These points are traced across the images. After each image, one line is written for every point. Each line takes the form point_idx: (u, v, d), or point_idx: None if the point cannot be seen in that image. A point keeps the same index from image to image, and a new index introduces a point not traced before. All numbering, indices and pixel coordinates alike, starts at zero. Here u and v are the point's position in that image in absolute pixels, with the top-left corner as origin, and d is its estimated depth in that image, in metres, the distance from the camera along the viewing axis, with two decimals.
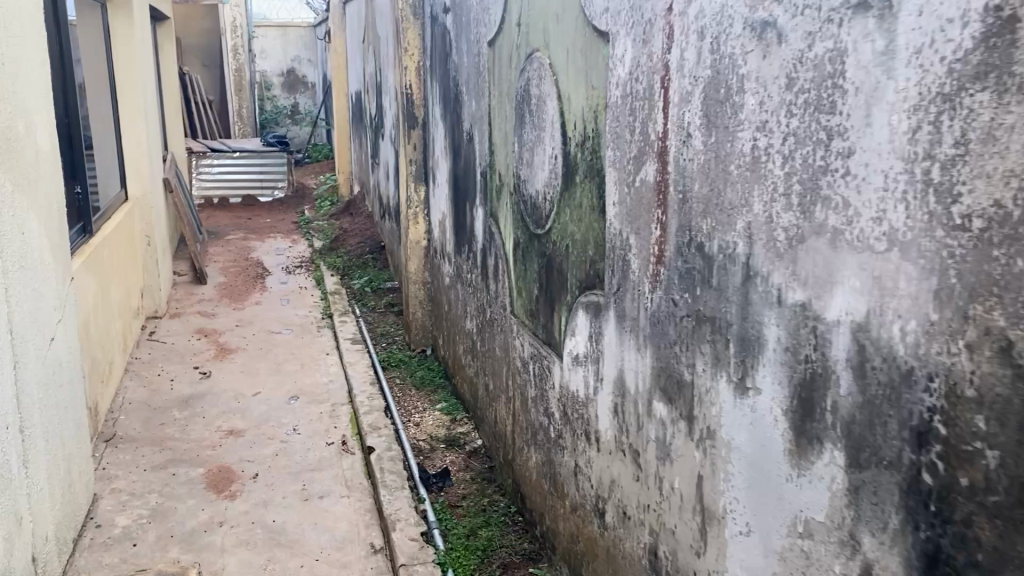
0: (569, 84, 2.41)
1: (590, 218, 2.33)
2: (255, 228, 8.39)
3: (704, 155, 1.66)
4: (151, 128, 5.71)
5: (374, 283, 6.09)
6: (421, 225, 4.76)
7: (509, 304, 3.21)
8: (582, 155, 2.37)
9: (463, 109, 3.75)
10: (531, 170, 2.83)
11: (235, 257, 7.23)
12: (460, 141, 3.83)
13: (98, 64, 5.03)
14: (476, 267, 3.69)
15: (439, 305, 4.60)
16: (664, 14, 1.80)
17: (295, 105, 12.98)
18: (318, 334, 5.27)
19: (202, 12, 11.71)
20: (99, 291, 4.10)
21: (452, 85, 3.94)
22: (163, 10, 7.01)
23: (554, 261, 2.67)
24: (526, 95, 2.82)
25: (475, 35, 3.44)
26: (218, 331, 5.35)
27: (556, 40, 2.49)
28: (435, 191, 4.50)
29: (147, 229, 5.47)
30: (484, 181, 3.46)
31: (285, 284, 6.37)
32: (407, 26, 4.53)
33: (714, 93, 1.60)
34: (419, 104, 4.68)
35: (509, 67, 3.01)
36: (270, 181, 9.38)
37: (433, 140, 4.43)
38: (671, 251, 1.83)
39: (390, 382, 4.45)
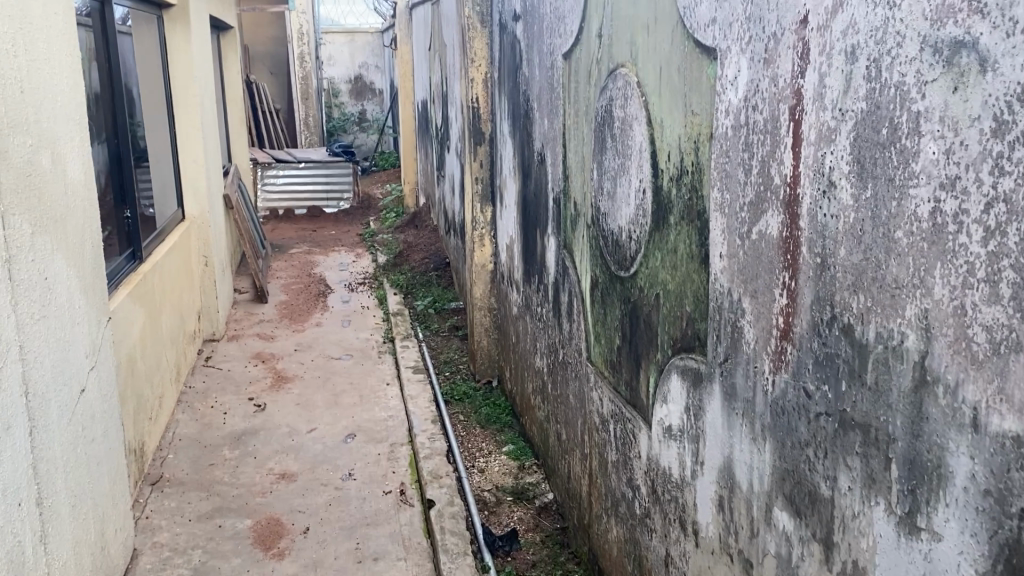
0: (662, 107, 2.04)
1: (688, 267, 1.95)
2: (318, 242, 8.20)
3: (855, 213, 1.27)
4: (210, 143, 5.52)
5: (438, 304, 5.80)
6: (488, 248, 4.43)
7: (585, 350, 2.84)
8: (677, 192, 1.99)
9: (534, 127, 3.39)
10: (612, 202, 2.46)
11: (298, 273, 7.04)
12: (531, 163, 3.47)
13: (152, 79, 4.84)
14: (548, 301, 3.33)
15: (506, 334, 4.27)
16: (795, 27, 1.41)
17: (363, 113, 12.85)
18: (379, 360, 4.99)
19: (270, 19, 11.68)
20: (149, 323, 3.90)
21: (522, 100, 3.59)
22: (227, 20, 6.85)
23: (640, 310, 2.30)
24: (608, 117, 2.45)
25: (549, 46, 3.08)
26: (276, 356, 5.11)
27: (645, 55, 2.12)
28: (503, 213, 4.16)
29: (205, 249, 5.27)
30: (557, 208, 3.10)
31: (347, 303, 6.12)
32: (473, 35, 4.19)
33: (872, 134, 1.22)
34: (486, 119, 4.34)
35: (588, 84, 2.64)
36: (335, 192, 9.20)
37: (502, 158, 4.08)
38: (802, 328, 1.44)
39: (453, 419, 4.13)
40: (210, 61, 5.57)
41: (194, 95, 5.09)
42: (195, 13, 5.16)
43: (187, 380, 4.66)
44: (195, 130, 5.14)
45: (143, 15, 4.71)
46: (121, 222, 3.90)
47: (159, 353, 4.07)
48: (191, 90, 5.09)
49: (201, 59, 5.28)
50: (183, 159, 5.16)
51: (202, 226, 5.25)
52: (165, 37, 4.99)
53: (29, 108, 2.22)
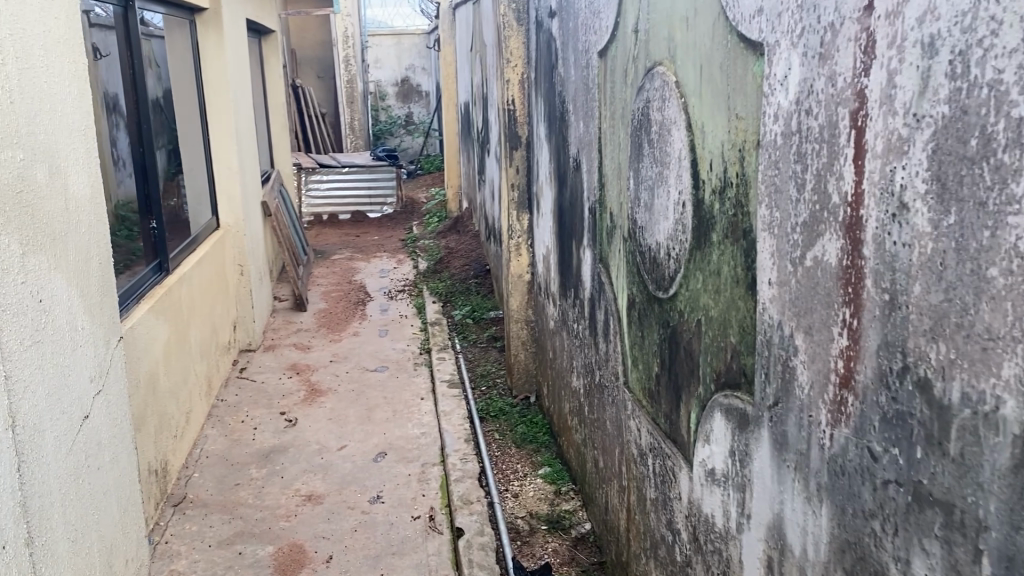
0: (703, 110, 1.80)
1: (732, 293, 1.72)
2: (361, 247, 8.09)
3: (936, 242, 1.03)
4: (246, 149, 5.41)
5: (476, 314, 5.61)
6: (525, 257, 4.22)
7: (623, 375, 2.61)
8: (720, 206, 1.75)
9: (570, 131, 3.16)
10: (650, 215, 2.22)
11: (339, 279, 6.92)
12: (567, 170, 3.25)
13: (184, 85, 4.74)
14: (585, 318, 3.11)
15: (543, 349, 4.05)
16: (858, 15, 1.17)
17: (409, 115, 12.74)
18: (414, 373, 4.82)
19: (317, 22, 11.68)
20: (177, 337, 3.77)
21: (558, 102, 3.36)
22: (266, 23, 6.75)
23: (681, 336, 2.06)
24: (643, 120, 2.21)
25: (584, 43, 2.85)
26: (311, 367, 4.95)
27: (684, 50, 1.89)
28: (540, 222, 3.94)
29: (240, 258, 5.16)
30: (594, 219, 2.87)
31: (385, 312, 5.97)
32: (510, 34, 3.98)
33: (958, 145, 0.98)
34: (522, 122, 4.12)
35: (624, 84, 2.41)
36: (379, 196, 9.08)
37: (539, 163, 3.87)
38: (867, 377, 1.20)
39: (488, 438, 3.93)
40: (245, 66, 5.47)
41: (228, 101, 4.98)
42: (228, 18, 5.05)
43: (220, 393, 4.51)
44: (229, 136, 5.03)
45: (173, 20, 4.61)
46: (146, 231, 3.80)
47: (187, 366, 3.92)
48: (225, 94, 4.98)
49: (235, 64, 5.17)
50: (218, 165, 5.06)
51: (237, 234, 5.14)
52: (198, 42, 4.88)
53: (19, 119, 2.08)
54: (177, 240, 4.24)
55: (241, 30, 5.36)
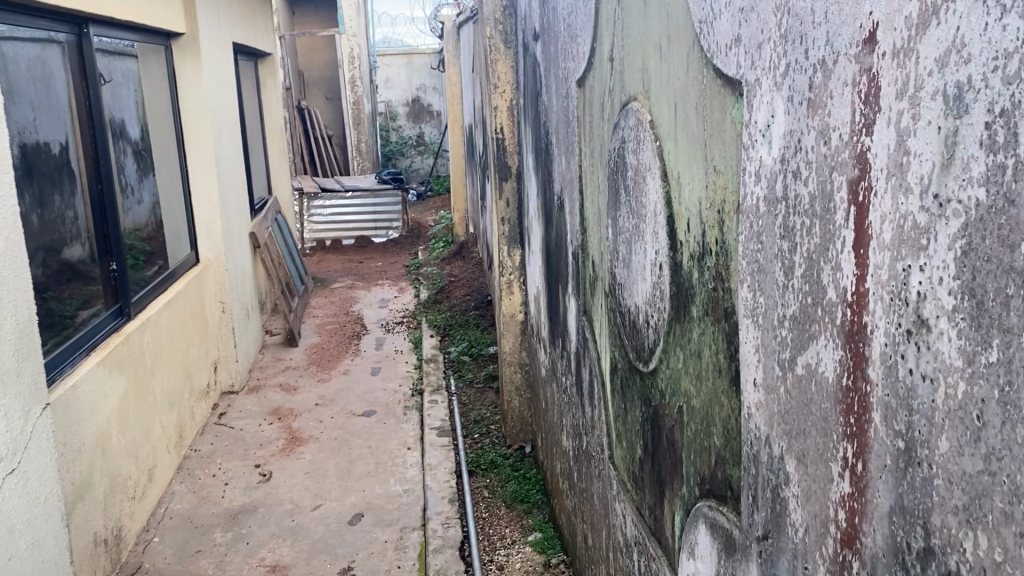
0: (679, 158, 1.47)
1: (715, 384, 1.39)
2: (363, 275, 7.82)
3: (969, 385, 0.71)
4: (231, 179, 5.15)
5: (474, 350, 5.31)
6: (517, 295, 3.91)
7: (608, 449, 2.29)
8: (700, 277, 1.42)
9: (554, 166, 2.84)
10: (626, 271, 1.90)
11: (337, 311, 6.64)
12: (551, 209, 2.94)
13: (159, 116, 4.50)
14: (572, 373, 2.78)
15: (536, 397, 3.73)
16: (857, 51, 0.85)
17: (421, 135, 12.51)
18: (404, 418, 4.52)
19: (324, 42, 11.56)
20: (136, 389, 3.51)
21: (543, 132, 3.05)
22: (258, 46, 6.52)
23: (662, 420, 1.74)
24: (619, 162, 1.89)
25: (565, 71, 2.53)
26: (295, 412, 4.68)
27: (658, 84, 1.57)
28: (531, 260, 3.63)
29: (221, 295, 4.90)
30: (576, 265, 2.55)
31: (380, 347, 5.69)
32: (497, 57, 3.68)
33: (1006, 249, 0.65)
34: (512, 151, 3.81)
35: (602, 119, 2.09)
36: (384, 221, 8.82)
37: (528, 197, 3.56)
38: (876, 546, 0.88)
39: (475, 496, 3.62)
40: (228, 93, 5.22)
41: (207, 131, 4.74)
42: (207, 44, 4.81)
43: (194, 442, 4.28)
44: (209, 168, 4.77)
45: (146, 47, 4.39)
46: (106, 274, 3.58)
47: (149, 418, 3.66)
48: (203, 124, 4.73)
49: (215, 91, 4.92)
50: (196, 199, 4.80)
51: (218, 270, 4.88)
52: (174, 70, 4.64)
53: None
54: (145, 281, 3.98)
55: (222, 55, 5.11)
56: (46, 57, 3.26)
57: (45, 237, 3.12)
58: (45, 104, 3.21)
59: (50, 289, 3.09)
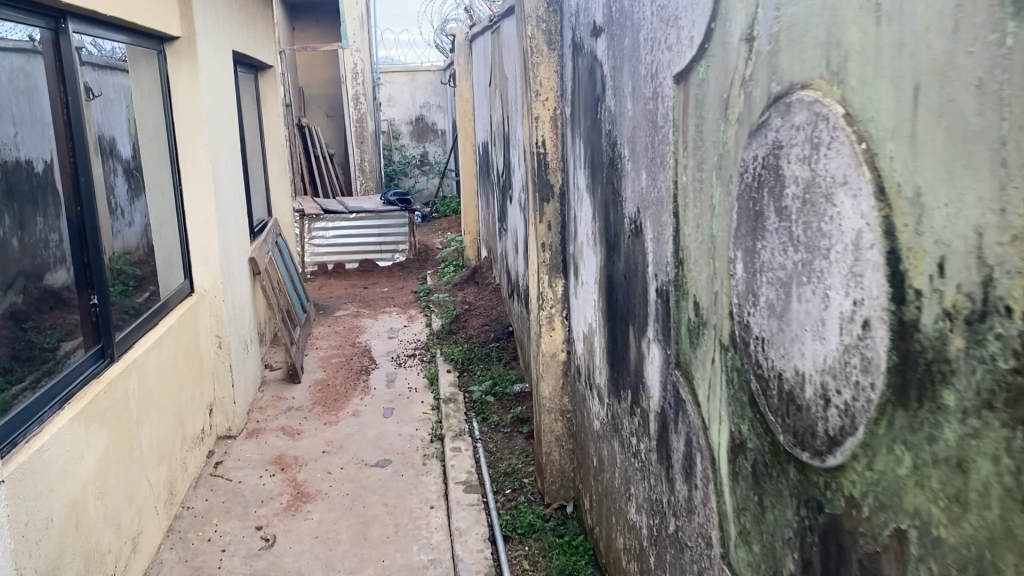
0: (925, 168, 0.98)
1: (1011, 521, 0.88)
2: (369, 302, 7.31)
3: None
4: (229, 199, 4.64)
5: (498, 387, 4.76)
6: (559, 333, 3.40)
7: (719, 546, 1.77)
8: (974, 349, 0.92)
9: (625, 182, 2.34)
10: (774, 324, 1.41)
11: (342, 342, 6.12)
12: (620, 237, 2.43)
13: (149, 127, 4.01)
14: (649, 437, 2.27)
15: (584, 452, 3.20)
16: None
17: (424, 155, 12.07)
18: (424, 469, 3.99)
19: (326, 59, 11.12)
20: (120, 444, 3.00)
21: (604, 142, 2.55)
22: (257, 57, 6.03)
23: (848, 538, 1.23)
24: (766, 176, 1.40)
25: (649, 65, 2.03)
26: (300, 461, 4.16)
27: (871, 60, 1.07)
28: (580, 294, 3.12)
29: (217, 328, 4.39)
30: (664, 308, 2.05)
31: (392, 384, 5.17)
32: (538, 60, 3.19)
33: None
34: (555, 168, 3.30)
35: (726, 121, 1.60)
36: (389, 244, 8.32)
37: (579, 220, 3.05)
38: None
39: (515, 569, 3.10)
40: (225, 104, 4.71)
41: (204, 145, 4.24)
42: (205, 50, 4.33)
43: (186, 499, 3.74)
44: (205, 187, 4.28)
45: (137, 51, 3.90)
46: (85, 308, 3.05)
47: (135, 476, 3.14)
48: (199, 139, 4.24)
49: (213, 103, 4.43)
50: (189, 221, 4.30)
51: (214, 300, 4.37)
52: (168, 77, 4.15)
53: None
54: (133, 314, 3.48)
55: (220, 62, 4.62)
56: (32, 68, 2.80)
57: (28, 262, 2.72)
58: (29, 117, 2.77)
59: (30, 318, 2.71)
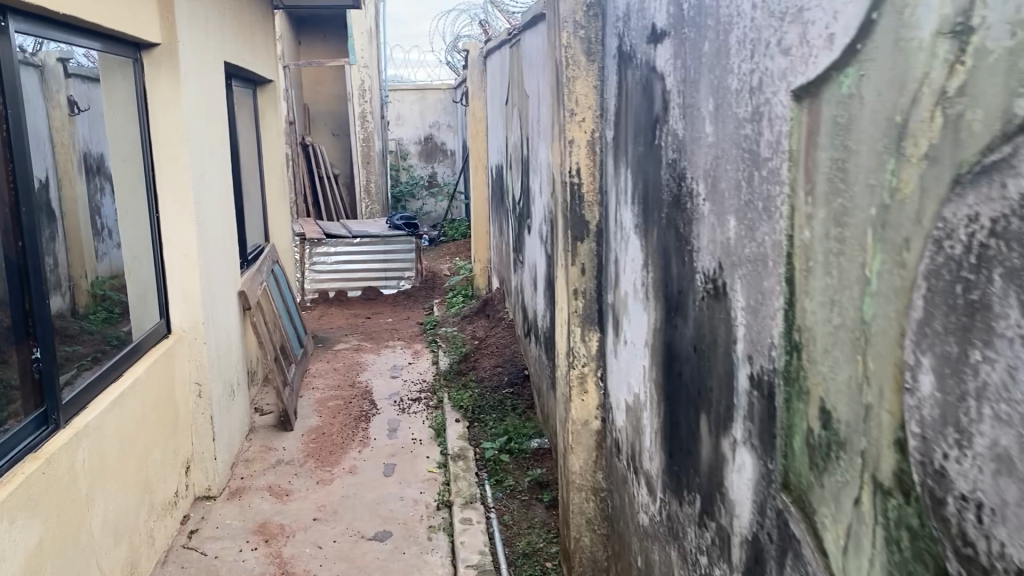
0: None
1: None
2: (371, 334, 6.77)
3: None
4: (215, 228, 4.10)
5: (514, 444, 4.18)
6: (593, 397, 2.84)
7: None
8: None
9: (700, 227, 1.79)
10: (1010, 488, 0.87)
11: (341, 381, 5.57)
12: (689, 297, 1.89)
13: (119, 147, 3.49)
14: (730, 566, 1.71)
15: (624, 545, 2.64)
16: None
17: (433, 176, 11.59)
18: (429, 545, 3.44)
19: (332, 75, 10.66)
20: (59, 533, 2.47)
21: (666, 175, 2.01)
22: (254, 68, 5.53)
23: None
24: (1007, 247, 0.86)
25: (748, 76, 1.49)
26: (286, 531, 3.61)
27: None
28: (623, 355, 2.57)
29: (198, 375, 3.85)
30: (765, 406, 1.51)
31: (394, 434, 4.62)
32: (574, 72, 2.67)
33: None
34: (591, 201, 2.76)
35: (901, 155, 1.06)
36: (395, 271, 7.79)
37: (624, 267, 2.50)
38: None
39: None
40: (212, 120, 4.19)
41: (185, 166, 3.72)
42: (190, 59, 3.82)
43: None
44: (187, 213, 3.75)
45: (109, 59, 3.39)
46: (23, 365, 2.52)
47: (81, 566, 2.60)
48: (181, 158, 3.71)
49: (197, 119, 3.90)
50: (167, 252, 3.77)
51: (194, 343, 3.83)
52: (146, 88, 3.64)
53: None
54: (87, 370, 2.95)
55: (207, 74, 4.10)
56: None
57: None
58: None
59: None
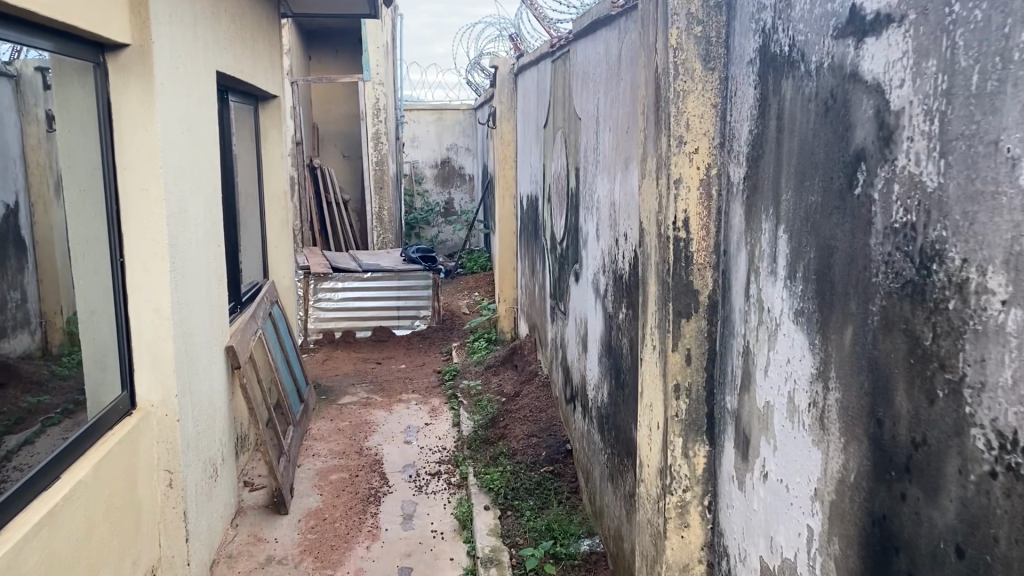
0: None
1: None
2: (382, 384, 5.98)
3: None
4: (196, 275, 3.33)
5: (559, 545, 3.40)
6: (697, 534, 2.06)
7: None
8: None
9: (996, 350, 1.02)
10: None
11: (346, 446, 4.78)
12: (951, 460, 1.11)
13: (74, 176, 2.72)
14: None
15: None
16: None
17: (449, 202, 10.94)
18: None
19: (345, 93, 9.97)
20: None
21: (891, 247, 1.24)
22: (255, 81, 4.79)
23: None
24: None
25: None
26: None
27: None
28: (757, 489, 1.78)
29: (169, 460, 3.07)
30: None
31: (410, 522, 3.83)
32: (686, 85, 1.91)
33: None
34: (703, 262, 1.98)
35: None
36: (409, 310, 7.02)
37: (765, 368, 1.72)
38: None
39: None
40: (197, 142, 3.43)
41: (159, 199, 2.95)
42: (170, 66, 3.07)
43: None
44: (159, 258, 2.98)
45: (66, 64, 2.63)
46: None
47: None
48: (154, 188, 2.94)
49: (177, 141, 3.14)
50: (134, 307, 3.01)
51: (165, 421, 3.05)
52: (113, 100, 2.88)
53: None
54: (50, 430, 2.49)
55: (191, 85, 3.34)
56: None
57: None
58: None
59: None
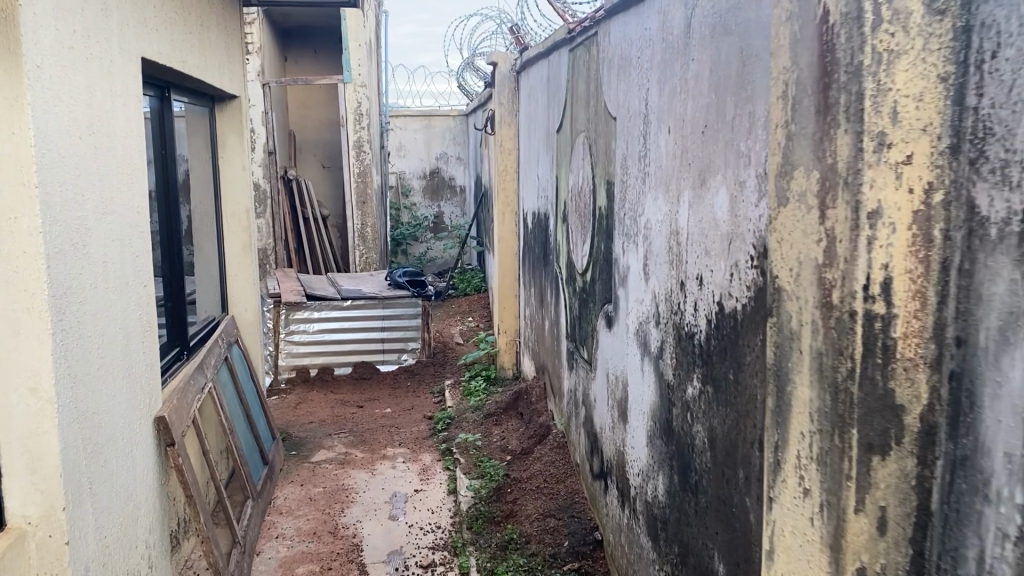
0: None
1: None
2: (363, 433, 5.09)
3: None
4: (101, 334, 2.43)
5: None
6: None
7: None
8: None
9: None
10: None
11: (318, 524, 3.89)
12: None
13: None
14: None
15: None
16: None
17: (439, 216, 10.09)
18: None
19: (324, 97, 9.10)
20: None
21: None
22: (205, 73, 3.91)
23: None
24: None
25: None
26: None
27: None
28: None
29: None
30: None
31: None
32: (896, 45, 1.07)
33: None
34: (913, 356, 1.08)
35: None
36: (396, 343, 6.12)
37: None
38: None
39: None
40: (106, 149, 2.54)
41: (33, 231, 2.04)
42: (55, 43, 2.18)
43: None
44: (36, 316, 2.07)
45: None
46: None
47: None
48: (28, 216, 2.04)
49: (69, 148, 2.24)
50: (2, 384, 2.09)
51: (48, 546, 2.14)
52: None
53: None
54: None
55: (93, 72, 2.43)
56: None
57: None
58: None
59: None
